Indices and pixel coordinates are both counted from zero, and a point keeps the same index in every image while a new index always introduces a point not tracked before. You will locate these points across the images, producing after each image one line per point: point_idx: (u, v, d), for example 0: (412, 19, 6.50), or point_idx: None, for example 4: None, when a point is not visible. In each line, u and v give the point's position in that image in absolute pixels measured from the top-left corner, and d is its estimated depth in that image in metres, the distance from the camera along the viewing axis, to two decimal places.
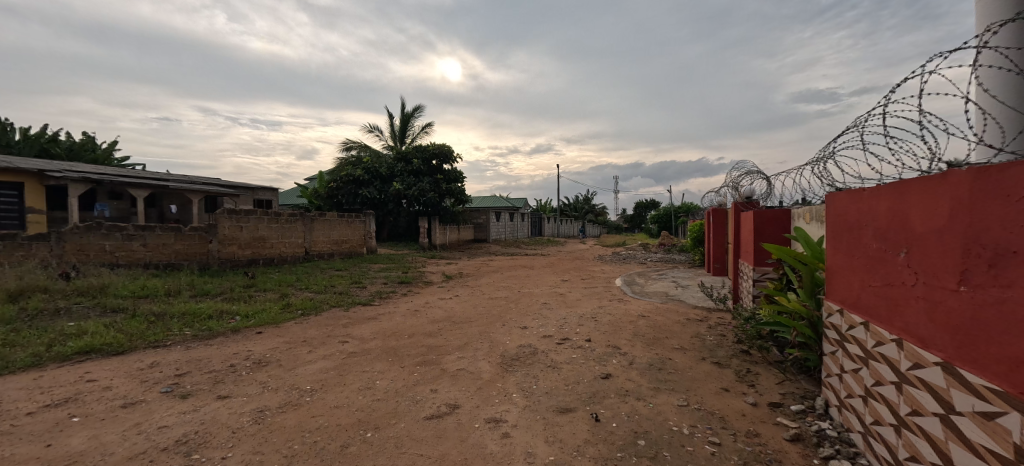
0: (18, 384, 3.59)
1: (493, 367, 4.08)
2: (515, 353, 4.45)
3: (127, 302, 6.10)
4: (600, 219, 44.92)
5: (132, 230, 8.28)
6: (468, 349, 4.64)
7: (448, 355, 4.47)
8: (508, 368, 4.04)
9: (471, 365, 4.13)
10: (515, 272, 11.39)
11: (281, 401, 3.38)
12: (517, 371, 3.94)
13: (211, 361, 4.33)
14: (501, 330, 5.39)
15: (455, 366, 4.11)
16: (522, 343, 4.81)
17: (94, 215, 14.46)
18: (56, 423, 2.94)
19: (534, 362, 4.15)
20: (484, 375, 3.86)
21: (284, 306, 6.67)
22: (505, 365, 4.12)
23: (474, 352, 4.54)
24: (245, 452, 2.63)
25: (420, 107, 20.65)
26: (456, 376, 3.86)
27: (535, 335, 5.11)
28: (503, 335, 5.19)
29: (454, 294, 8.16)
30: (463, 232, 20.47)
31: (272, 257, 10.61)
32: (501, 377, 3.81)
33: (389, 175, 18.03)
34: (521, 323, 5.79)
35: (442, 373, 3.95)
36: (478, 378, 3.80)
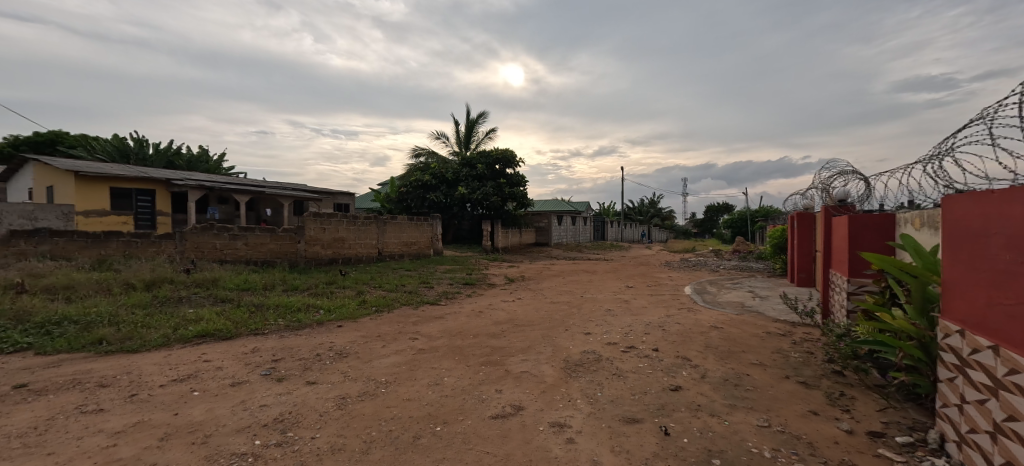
0: (152, 360, 4.22)
1: (557, 371, 4.08)
2: (579, 359, 4.42)
3: (232, 294, 6.89)
4: (666, 223, 43.07)
5: (236, 231, 9.33)
6: (532, 352, 4.68)
7: (512, 357, 4.53)
8: (573, 373, 4.02)
9: (535, 368, 4.16)
10: (578, 277, 11.28)
11: (360, 390, 3.64)
12: (581, 377, 3.91)
13: (301, 349, 4.77)
14: (565, 335, 5.37)
15: (520, 368, 4.17)
16: (586, 349, 4.77)
17: (207, 218, 16.41)
18: (183, 395, 3.42)
19: (599, 369, 4.09)
20: (548, 379, 3.88)
21: (360, 302, 7.16)
22: (570, 370, 4.11)
23: (537, 355, 4.58)
24: (331, 434, 2.87)
25: (484, 112, 21.07)
26: (520, 378, 3.91)
27: (598, 342, 5.04)
28: (567, 340, 5.17)
29: (517, 297, 8.27)
30: (525, 235, 20.61)
31: (350, 257, 11.43)
32: (566, 382, 3.80)
33: (454, 180, 18.60)
34: (585, 328, 5.74)
35: (506, 374, 4.02)
36: (543, 381, 3.83)
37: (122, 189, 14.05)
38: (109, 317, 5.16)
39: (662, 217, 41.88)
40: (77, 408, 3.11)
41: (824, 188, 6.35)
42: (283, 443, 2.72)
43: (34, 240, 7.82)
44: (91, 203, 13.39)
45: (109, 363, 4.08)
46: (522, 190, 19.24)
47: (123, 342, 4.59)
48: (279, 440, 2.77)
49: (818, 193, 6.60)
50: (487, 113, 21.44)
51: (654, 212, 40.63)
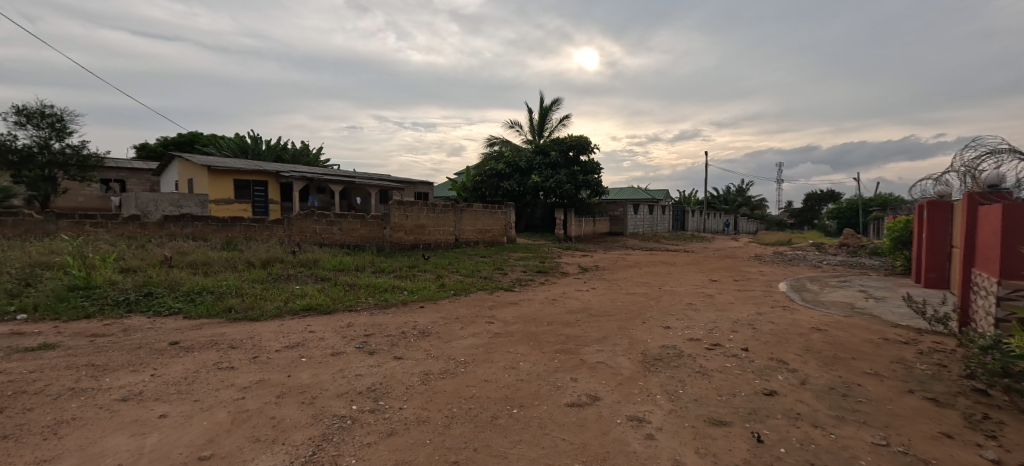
0: (268, 328, 4.81)
1: (635, 364, 3.95)
2: (658, 353, 4.24)
3: (329, 273, 7.62)
4: (758, 213, 39.54)
5: (333, 217, 10.26)
6: (607, 343, 4.58)
7: (587, 347, 4.47)
8: (652, 367, 3.86)
9: (611, 360, 4.07)
10: (655, 268, 10.80)
11: (441, 367, 3.84)
12: (661, 372, 3.75)
13: (389, 326, 5.14)
14: (642, 328, 5.18)
15: (595, 359, 4.10)
16: (666, 344, 4.55)
17: (308, 205, 18.24)
18: (293, 360, 3.86)
19: (681, 365, 3.89)
20: (624, 371, 3.77)
21: (440, 286, 7.51)
22: (648, 364, 3.96)
23: (614, 347, 4.47)
24: (416, 406, 3.06)
25: (558, 99, 20.76)
26: (595, 368, 3.85)
27: (679, 337, 4.80)
28: (645, 333, 4.98)
29: (592, 287, 8.12)
30: (599, 224, 20.15)
31: (430, 242, 12.04)
32: (644, 376, 3.67)
33: (528, 168, 18.66)
34: (665, 322, 5.49)
35: (581, 364, 3.98)
36: (620, 373, 3.73)
37: (242, 180, 16.10)
38: (235, 290, 5.97)
39: (752, 206, 38.47)
40: (215, 365, 3.65)
41: (966, 172, 5.36)
42: (376, 411, 2.96)
43: (180, 224, 9.25)
44: (220, 192, 15.53)
45: (236, 328, 4.73)
46: (596, 177, 18.76)
47: (246, 311, 5.29)
48: (372, 407, 3.02)
49: (959, 177, 5.59)
50: (561, 99, 21.08)
51: (742, 200, 37.51)
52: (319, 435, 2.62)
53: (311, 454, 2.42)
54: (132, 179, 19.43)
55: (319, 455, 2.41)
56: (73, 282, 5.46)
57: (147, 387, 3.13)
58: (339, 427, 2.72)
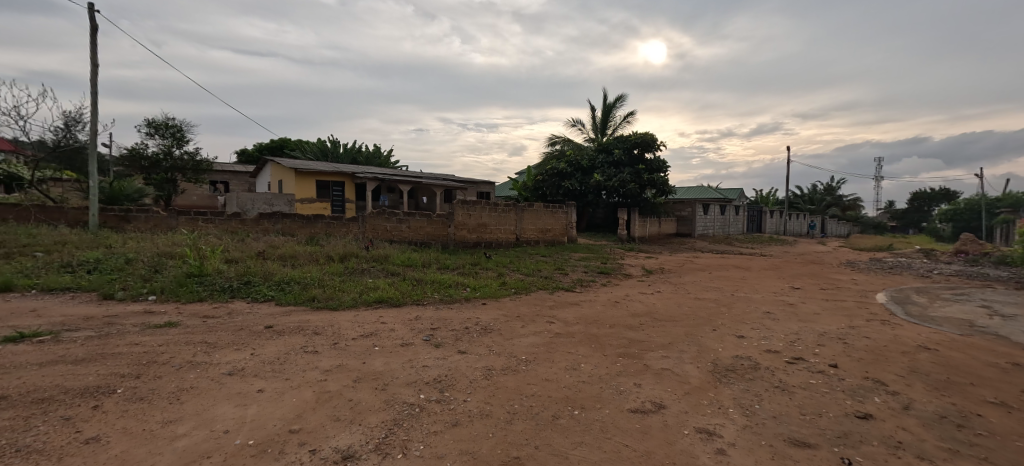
0: (345, 317, 5.19)
1: (705, 374, 3.76)
2: (731, 364, 3.99)
3: (399, 269, 8.05)
4: (851, 214, 35.70)
5: (402, 215, 10.83)
6: (673, 349, 4.40)
7: (652, 352, 4.33)
8: (723, 378, 3.66)
9: (678, 367, 3.91)
10: (727, 273, 10.13)
11: (502, 364, 3.91)
12: (734, 384, 3.54)
13: (453, 321, 5.33)
14: (713, 336, 4.91)
15: (660, 365, 3.96)
16: (739, 354, 4.28)
17: (379, 204, 19.39)
18: (367, 348, 4.14)
19: (757, 379, 3.64)
20: (692, 380, 3.61)
21: (501, 283, 7.65)
22: (719, 374, 3.75)
23: (681, 354, 4.29)
24: (479, 400, 3.16)
25: (622, 95, 20.21)
26: (660, 375, 3.73)
27: (754, 347, 4.49)
28: (716, 341, 4.72)
29: (657, 291, 7.81)
30: (664, 225, 19.32)
31: (491, 241, 12.28)
32: (715, 387, 3.48)
33: (590, 167, 18.34)
34: (738, 330, 5.16)
35: (646, 369, 3.86)
36: (687, 382, 3.57)
37: (323, 181, 17.48)
38: (317, 281, 6.52)
39: (843, 207, 34.72)
40: (302, 348, 4.03)
41: None
42: (441, 401, 3.10)
43: (272, 220, 10.27)
44: (304, 191, 16.98)
45: (318, 316, 5.17)
46: (662, 176, 18.01)
47: (326, 301, 5.77)
48: (438, 397, 3.17)
49: None
50: (625, 95, 20.42)
51: (831, 200, 34.00)
52: (391, 420, 2.79)
53: (384, 436, 2.59)
54: (234, 181, 21.88)
55: (390, 438, 2.58)
56: (190, 270, 6.28)
57: (247, 365, 3.52)
58: (409, 414, 2.88)
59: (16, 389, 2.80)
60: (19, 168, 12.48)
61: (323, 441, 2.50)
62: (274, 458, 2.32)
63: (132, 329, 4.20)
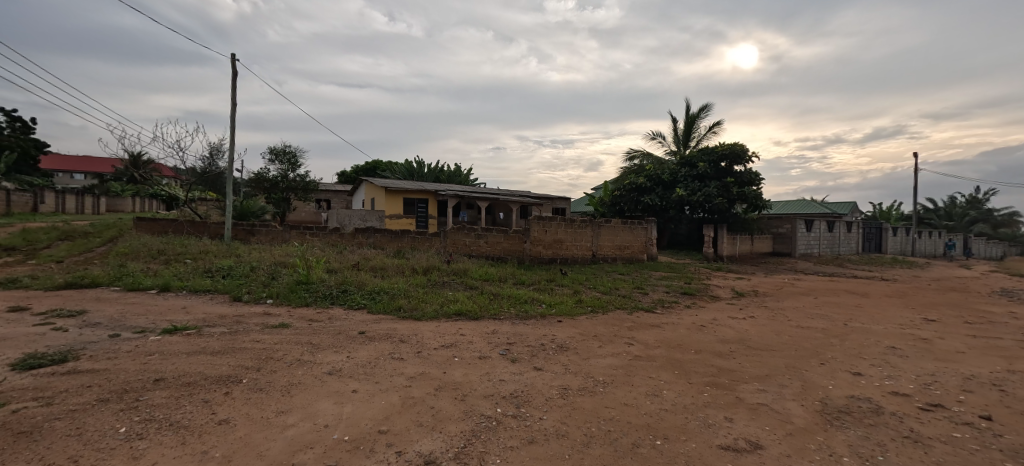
0: (428, 327, 5.47)
1: (811, 414, 3.36)
2: (844, 405, 3.52)
3: (477, 282, 8.31)
4: (1002, 232, 29.95)
5: (480, 231, 11.22)
6: (772, 383, 4.00)
7: (746, 384, 3.97)
8: (835, 421, 3.23)
9: (778, 403, 3.54)
10: (835, 299, 8.98)
11: (579, 384, 3.84)
12: (849, 429, 3.11)
13: (529, 337, 5.35)
14: (821, 371, 4.37)
15: (756, 398, 3.62)
16: (855, 394, 3.76)
17: (459, 220, 20.24)
18: (448, 358, 4.32)
19: (880, 425, 3.16)
20: (796, 420, 3.24)
21: (577, 301, 7.54)
22: (830, 416, 3.32)
23: (780, 388, 3.88)
24: (555, 419, 3.13)
25: (707, 105, 19.15)
26: (756, 410, 3.40)
27: (874, 388, 3.92)
28: (825, 378, 4.19)
29: (750, 315, 7.16)
30: (758, 243, 17.74)
31: (567, 257, 12.19)
32: (824, 430, 3.09)
33: (672, 181, 17.53)
34: (853, 367, 4.53)
35: (738, 402, 3.55)
36: (789, 421, 3.22)
37: (409, 198, 18.73)
38: (404, 292, 6.96)
39: (991, 223, 29.25)
40: (390, 354, 4.31)
41: None
42: (518, 417, 3.12)
43: (365, 235, 11.20)
44: (392, 208, 18.31)
45: (405, 325, 5.50)
46: (754, 189, 16.62)
47: (411, 311, 6.13)
48: (515, 412, 3.20)
49: None
50: (711, 105, 19.30)
51: (974, 215, 28.85)
52: (469, 430, 2.87)
53: (463, 446, 2.67)
54: (334, 199, 24.31)
55: (469, 449, 2.65)
56: (299, 278, 7.06)
57: (344, 366, 3.86)
58: (486, 426, 2.95)
59: (170, 373, 3.34)
60: (175, 190, 15.06)
61: (408, 444, 2.65)
62: (366, 455, 2.49)
63: (254, 327, 4.82)
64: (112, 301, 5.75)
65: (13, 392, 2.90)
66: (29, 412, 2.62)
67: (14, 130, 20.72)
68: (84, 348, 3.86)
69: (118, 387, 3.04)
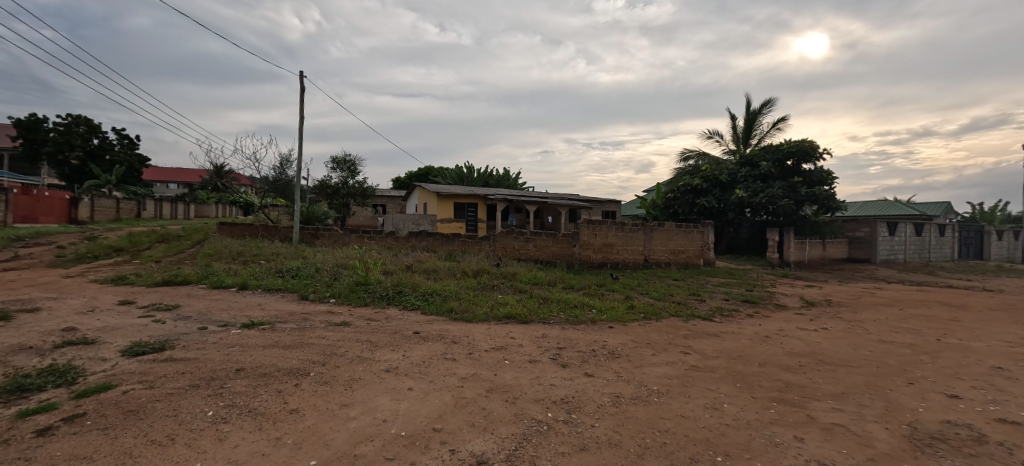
0: (479, 329, 5.56)
1: (897, 439, 3.05)
2: (936, 431, 3.17)
3: (526, 286, 8.34)
4: None
5: (529, 234, 11.27)
6: (849, 402, 3.68)
7: (819, 402, 3.68)
8: (925, 449, 2.92)
9: (857, 425, 3.25)
10: (925, 311, 8.08)
11: (632, 393, 3.74)
12: (943, 458, 2.79)
13: (579, 342, 5.29)
14: (908, 392, 3.95)
15: (830, 418, 3.34)
16: (951, 420, 3.37)
17: (508, 224, 20.40)
18: (499, 361, 4.36)
19: (982, 456, 2.82)
20: (879, 444, 2.96)
21: (628, 307, 7.35)
22: (919, 443, 3.00)
23: (859, 408, 3.56)
24: (608, 427, 3.07)
25: (770, 100, 18.04)
26: (831, 431, 3.14)
27: (975, 414, 3.49)
28: (913, 399, 3.79)
29: (822, 327, 6.62)
30: (830, 248, 16.39)
31: (618, 262, 11.93)
32: (913, 457, 2.80)
33: (730, 182, 16.65)
34: (948, 389, 4.06)
35: (810, 421, 3.30)
36: (870, 445, 2.94)
37: (459, 203, 19.17)
38: (455, 294, 7.13)
39: None
40: (443, 354, 4.43)
41: None
42: (569, 422, 3.09)
43: (419, 238, 11.59)
44: (444, 213, 18.82)
45: (456, 327, 5.63)
46: (825, 189, 15.41)
47: (463, 313, 6.26)
48: (566, 418, 3.17)
49: None
50: (775, 100, 18.16)
51: None
52: (520, 433, 2.89)
53: (515, 448, 2.69)
54: (390, 204, 25.41)
55: (520, 451, 2.67)
56: (358, 279, 7.44)
57: (400, 364, 4.02)
58: (537, 430, 2.94)
59: (248, 364, 3.64)
60: (250, 197, 16.44)
61: (461, 443, 2.70)
62: (422, 451, 2.58)
63: (319, 325, 5.14)
64: (199, 297, 6.37)
65: (123, 375, 3.29)
66: (136, 393, 2.96)
67: (123, 146, 23.57)
68: (178, 338, 4.30)
69: (205, 374, 3.36)
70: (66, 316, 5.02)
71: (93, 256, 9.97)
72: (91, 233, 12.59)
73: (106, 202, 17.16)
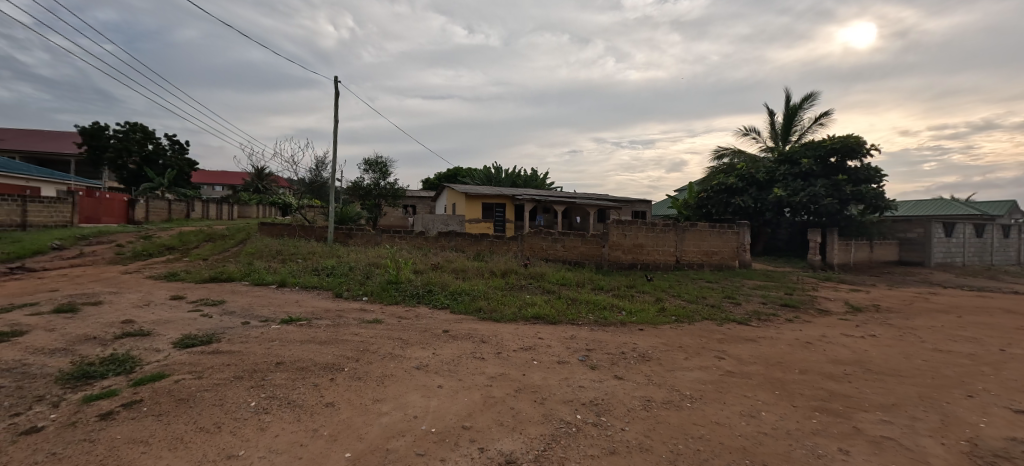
0: (507, 329, 5.58)
1: (954, 456, 2.85)
2: (999, 449, 2.94)
3: (554, 287, 8.30)
4: None
5: (557, 235, 11.22)
6: (901, 415, 3.46)
7: (866, 413, 3.48)
8: None
9: (909, 439, 3.05)
10: (987, 319, 7.49)
11: (664, 397, 3.66)
12: None
13: (609, 344, 5.22)
14: (968, 406, 3.68)
15: (878, 431, 3.16)
16: (1016, 437, 3.12)
17: (536, 224, 20.37)
18: (527, 361, 4.36)
19: None
20: (933, 460, 2.78)
21: (660, 309, 7.18)
22: (980, 461, 2.79)
23: (911, 421, 3.35)
24: (638, 432, 3.01)
25: (812, 94, 17.24)
26: (880, 444, 2.97)
27: None
28: (974, 414, 3.53)
29: (869, 334, 6.26)
30: (878, 250, 15.50)
31: (648, 263, 11.69)
32: None
33: (768, 181, 16.02)
34: (1014, 404, 3.76)
35: (856, 433, 3.13)
36: (924, 461, 2.76)
37: (488, 203, 19.29)
38: (483, 294, 7.17)
39: None
40: (472, 353, 4.46)
41: None
42: (598, 425, 3.06)
43: (448, 238, 11.72)
44: (472, 213, 18.98)
45: (485, 326, 5.67)
46: (873, 188, 14.60)
47: (491, 313, 6.29)
48: (595, 420, 3.14)
49: None
50: (817, 94, 17.32)
51: None
52: (549, 434, 2.87)
53: (543, 449, 2.68)
54: (420, 204, 25.85)
55: (549, 452, 2.66)
56: (390, 277, 7.61)
57: (430, 362, 4.08)
58: (566, 432, 2.92)
59: (287, 358, 3.78)
60: (288, 198, 17.11)
61: (489, 442, 2.72)
62: (452, 448, 2.61)
63: (353, 322, 5.29)
64: (242, 294, 6.67)
65: (174, 365, 3.49)
66: (186, 383, 3.13)
67: (175, 150, 24.95)
68: (224, 332, 4.53)
69: (249, 367, 3.52)
70: (125, 309, 5.37)
71: (148, 254, 10.63)
72: (145, 232, 13.42)
73: (159, 204, 18.26)
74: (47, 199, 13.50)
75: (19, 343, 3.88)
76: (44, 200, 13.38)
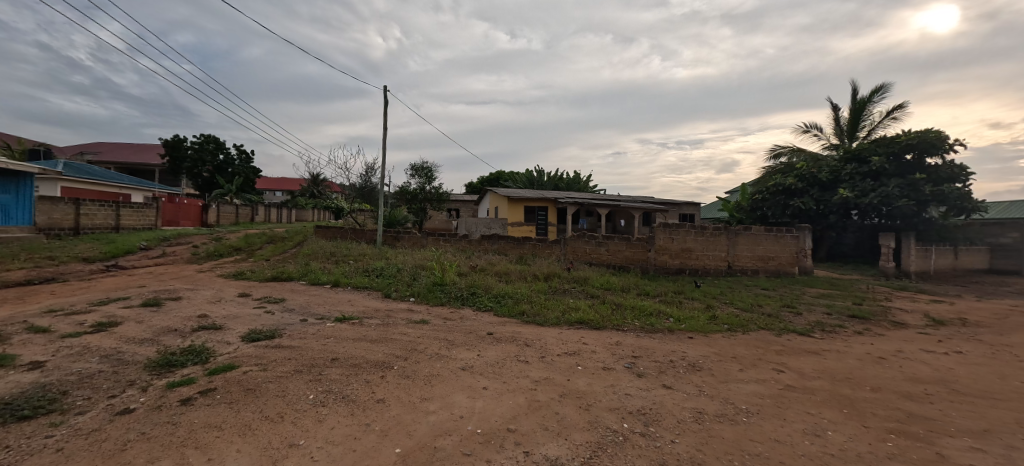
0: (551, 334, 5.54)
1: None
2: None
3: (598, 291, 8.16)
4: None
5: (601, 238, 11.05)
6: (996, 444, 3.09)
7: (954, 439, 3.14)
8: None
9: None
10: None
11: (717, 410, 3.49)
12: None
13: (656, 352, 5.06)
14: None
15: (967, 460, 2.85)
16: None
17: (579, 227, 20.15)
18: (571, 366, 4.32)
19: None
20: None
21: (710, 317, 6.86)
22: None
23: (1008, 451, 2.99)
24: (689, 445, 2.89)
25: (882, 86, 15.90)
26: None
27: None
28: None
29: (955, 350, 5.65)
30: (964, 257, 13.98)
31: (697, 268, 11.22)
32: None
33: (832, 181, 14.94)
34: None
35: (940, 460, 2.84)
36: None
37: (530, 206, 19.32)
38: (526, 297, 7.19)
39: None
40: (516, 356, 4.49)
41: None
42: (647, 435, 2.97)
43: (491, 242, 11.84)
44: (515, 217, 19.09)
45: (528, 329, 5.68)
46: (957, 187, 13.22)
47: (534, 317, 6.28)
48: (643, 430, 3.05)
49: None
50: (888, 85, 15.95)
51: None
52: (595, 442, 2.83)
53: (589, 457, 2.64)
54: (464, 208, 26.34)
55: (595, 460, 2.61)
56: (435, 280, 7.79)
57: (475, 363, 4.14)
58: (612, 440, 2.86)
59: (341, 355, 3.97)
60: (341, 202, 17.99)
61: (535, 446, 2.71)
62: (497, 450, 2.63)
63: (401, 321, 5.47)
64: (300, 293, 7.08)
65: (243, 357, 3.76)
66: (253, 374, 3.37)
67: (242, 160, 26.91)
68: (285, 328, 4.82)
69: (307, 361, 3.74)
70: (200, 304, 5.87)
71: (219, 254, 11.55)
72: (217, 235, 14.62)
73: (228, 208, 19.80)
74: (136, 205, 15.01)
75: (114, 333, 4.33)
76: (134, 206, 14.87)
